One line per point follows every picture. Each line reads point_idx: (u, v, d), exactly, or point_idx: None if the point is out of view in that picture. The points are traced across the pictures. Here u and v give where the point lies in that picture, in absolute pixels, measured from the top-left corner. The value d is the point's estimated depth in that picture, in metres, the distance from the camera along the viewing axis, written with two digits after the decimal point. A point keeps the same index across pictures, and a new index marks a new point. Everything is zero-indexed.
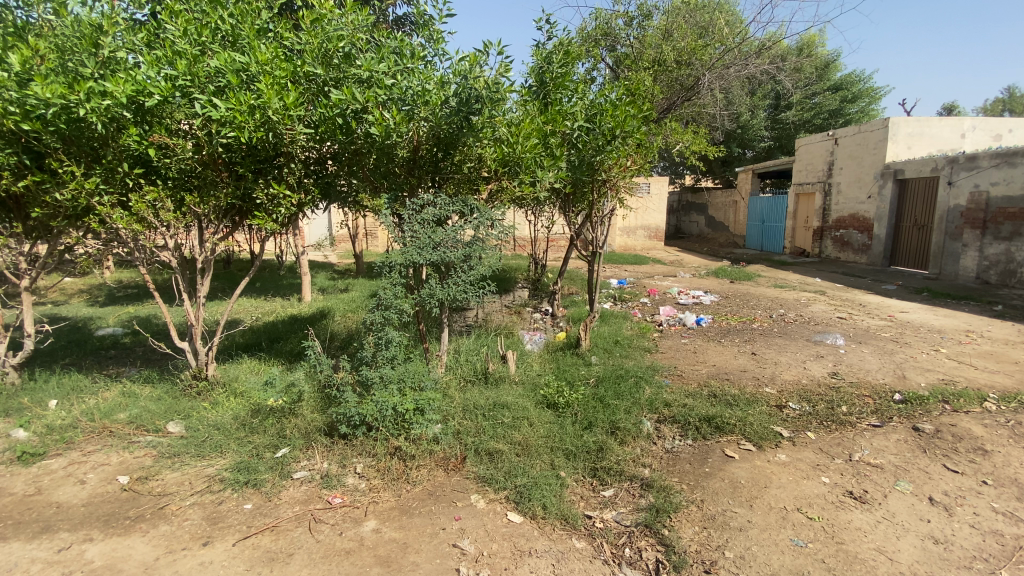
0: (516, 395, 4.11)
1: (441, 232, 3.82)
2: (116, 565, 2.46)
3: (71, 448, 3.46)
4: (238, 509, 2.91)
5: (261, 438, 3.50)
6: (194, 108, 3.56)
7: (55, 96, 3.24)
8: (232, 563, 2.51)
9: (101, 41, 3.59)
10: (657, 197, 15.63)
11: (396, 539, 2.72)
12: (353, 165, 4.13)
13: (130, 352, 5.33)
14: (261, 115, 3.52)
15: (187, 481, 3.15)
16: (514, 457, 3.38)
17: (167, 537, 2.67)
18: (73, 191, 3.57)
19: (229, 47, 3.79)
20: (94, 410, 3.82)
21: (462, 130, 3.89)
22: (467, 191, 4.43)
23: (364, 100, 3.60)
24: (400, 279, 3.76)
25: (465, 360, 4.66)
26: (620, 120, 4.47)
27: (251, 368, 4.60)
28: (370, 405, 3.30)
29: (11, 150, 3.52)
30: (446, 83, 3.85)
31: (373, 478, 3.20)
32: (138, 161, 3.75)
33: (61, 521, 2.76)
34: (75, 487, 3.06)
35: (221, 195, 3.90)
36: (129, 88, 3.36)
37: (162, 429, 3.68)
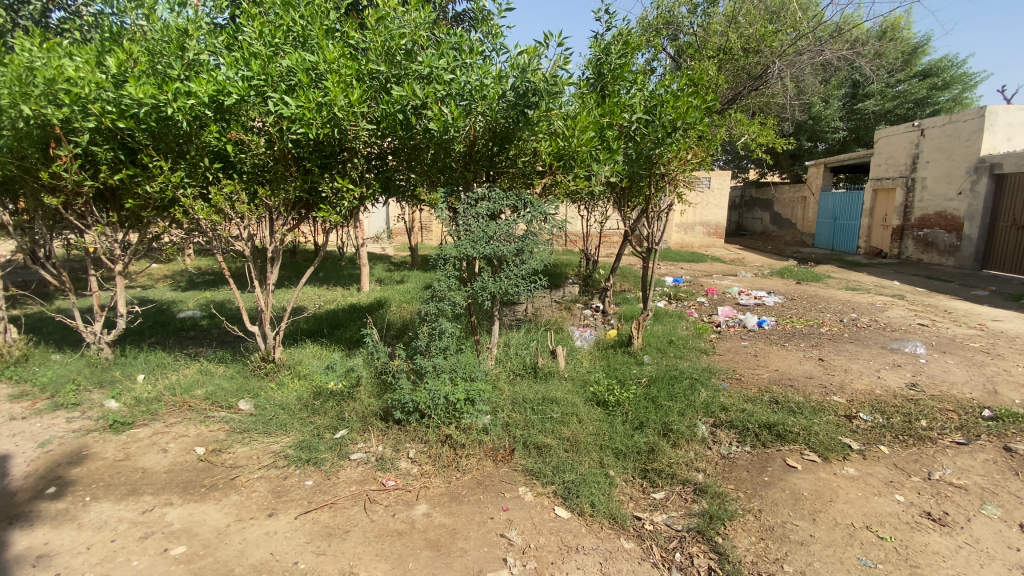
0: (566, 391, 4.08)
1: (494, 225, 3.84)
2: (192, 529, 2.68)
3: (156, 419, 3.79)
4: (300, 485, 3.09)
5: (322, 419, 3.68)
6: (268, 107, 3.78)
7: (147, 97, 3.53)
8: (294, 534, 2.67)
9: (187, 45, 3.86)
10: (719, 192, 15.04)
11: (446, 525, 2.78)
12: (411, 159, 4.23)
13: (207, 333, 5.76)
14: (329, 112, 3.69)
15: (255, 455, 3.37)
16: (562, 453, 3.37)
17: (237, 506, 2.87)
18: (161, 184, 3.89)
19: (300, 47, 4.00)
20: (175, 385, 4.16)
21: (518, 124, 3.89)
22: (521, 185, 4.43)
23: (424, 95, 3.66)
24: (454, 272, 3.81)
25: (515, 354, 4.68)
26: (683, 111, 4.27)
27: (314, 353, 4.84)
28: (423, 392, 3.40)
29: (109, 146, 3.88)
30: (504, 76, 3.85)
31: (425, 464, 3.29)
32: (217, 156, 4.03)
33: (146, 485, 3.03)
34: (159, 454, 3.35)
35: (291, 188, 4.12)
36: (211, 88, 3.61)
37: (234, 406, 3.96)
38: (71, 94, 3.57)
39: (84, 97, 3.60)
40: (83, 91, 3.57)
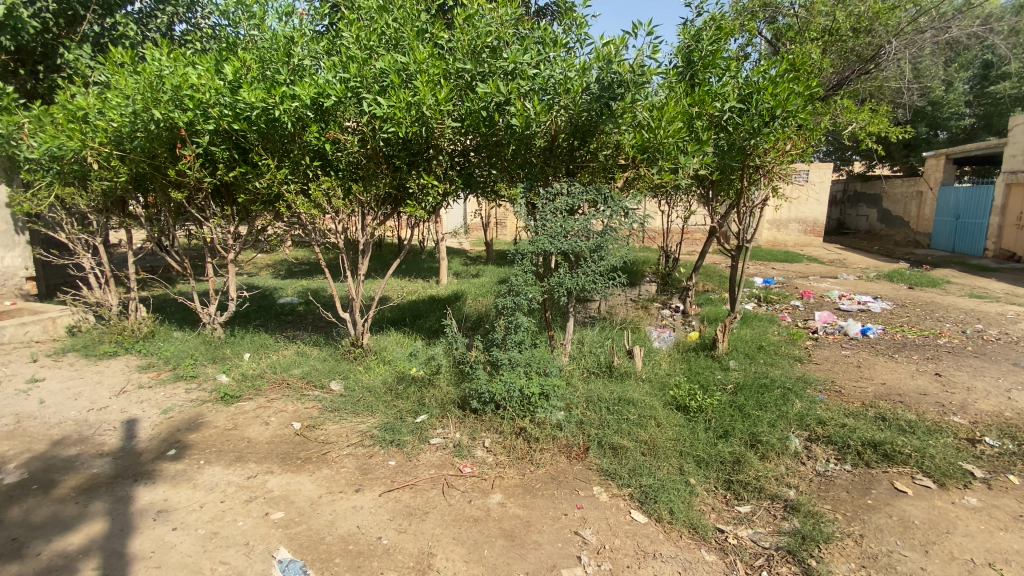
0: (643, 393, 3.94)
1: (573, 221, 3.78)
2: (290, 497, 2.91)
3: (259, 394, 4.16)
4: (384, 464, 3.25)
5: (405, 403, 3.85)
6: (362, 107, 3.99)
7: (258, 100, 3.86)
8: (379, 510, 2.81)
9: (292, 52, 4.18)
10: (819, 185, 13.84)
11: (520, 516, 2.80)
12: (493, 156, 4.28)
13: (303, 318, 6.24)
14: (418, 111, 3.84)
15: (344, 433, 3.59)
16: (640, 456, 3.26)
17: (328, 479, 3.08)
18: (268, 181, 4.25)
19: (392, 49, 4.16)
20: (276, 364, 4.55)
21: (602, 117, 3.80)
22: (602, 180, 4.29)
23: (507, 91, 3.68)
24: (531, 267, 3.81)
25: (590, 352, 4.60)
26: (783, 99, 3.95)
27: (397, 341, 5.08)
28: (499, 384, 3.45)
29: (225, 147, 4.30)
30: (588, 69, 3.76)
31: (500, 454, 3.33)
32: (316, 155, 4.32)
33: (250, 453, 3.34)
34: (262, 426, 3.68)
35: (381, 185, 4.35)
36: (313, 91, 3.87)
37: (326, 386, 4.25)
38: (194, 100, 3.98)
39: (205, 101, 3.99)
40: (205, 96, 3.96)
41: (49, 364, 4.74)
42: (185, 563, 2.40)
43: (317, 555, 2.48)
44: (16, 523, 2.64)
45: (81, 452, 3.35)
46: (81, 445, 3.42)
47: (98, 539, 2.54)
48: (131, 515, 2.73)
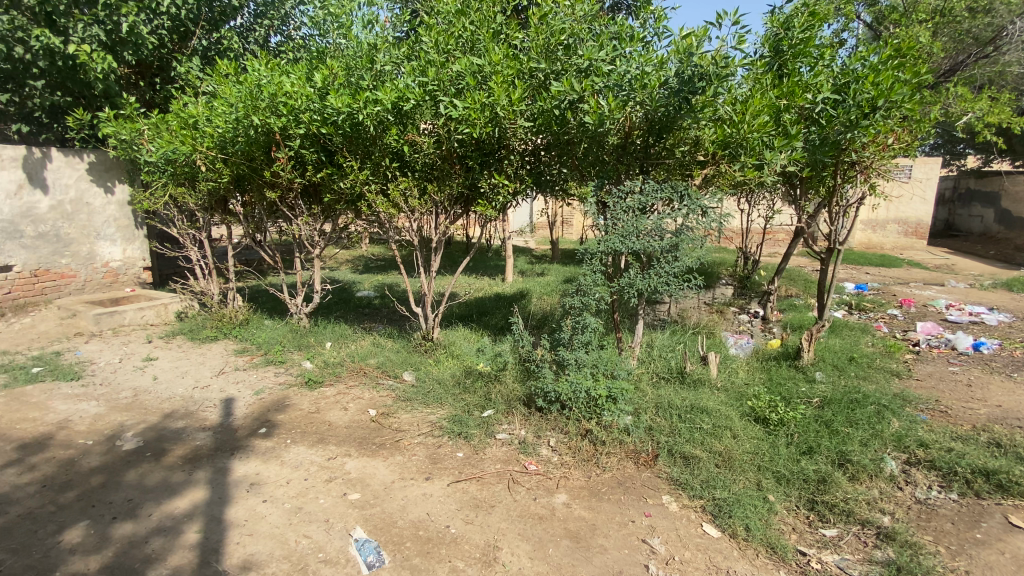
0: (718, 401, 3.75)
1: (646, 220, 3.67)
2: (365, 480, 3.07)
3: (339, 380, 4.43)
4: (452, 455, 3.34)
5: (472, 397, 3.93)
6: (438, 109, 4.12)
7: (344, 106, 4.10)
8: (447, 500, 2.90)
9: (375, 58, 4.39)
10: (923, 183, 12.51)
11: (585, 518, 2.77)
12: (564, 154, 4.24)
13: (378, 311, 6.55)
14: (491, 111, 3.89)
15: (416, 422, 3.74)
16: (713, 468, 3.11)
17: (400, 466, 3.22)
18: (352, 181, 4.49)
19: (468, 51, 4.25)
20: (354, 354, 4.82)
21: (680, 112, 3.64)
22: (678, 177, 4.14)
23: (581, 89, 3.64)
24: (601, 267, 3.73)
25: (661, 356, 4.44)
26: (886, 88, 3.60)
27: (465, 336, 5.20)
28: (566, 384, 3.43)
29: (314, 150, 4.61)
30: (666, 63, 3.62)
31: (565, 454, 3.31)
32: (394, 157, 4.52)
33: (331, 436, 3.56)
34: (341, 411, 3.91)
35: (454, 184, 4.47)
36: (393, 95, 4.04)
37: (399, 376, 4.45)
38: (288, 106, 4.28)
39: (297, 108, 4.28)
40: (297, 103, 4.25)
41: (162, 344, 5.32)
42: (274, 534, 2.61)
43: (390, 538, 2.60)
44: (135, 485, 2.99)
45: (188, 425, 3.72)
46: (187, 419, 3.80)
47: (201, 505, 2.82)
48: (227, 485, 3.00)
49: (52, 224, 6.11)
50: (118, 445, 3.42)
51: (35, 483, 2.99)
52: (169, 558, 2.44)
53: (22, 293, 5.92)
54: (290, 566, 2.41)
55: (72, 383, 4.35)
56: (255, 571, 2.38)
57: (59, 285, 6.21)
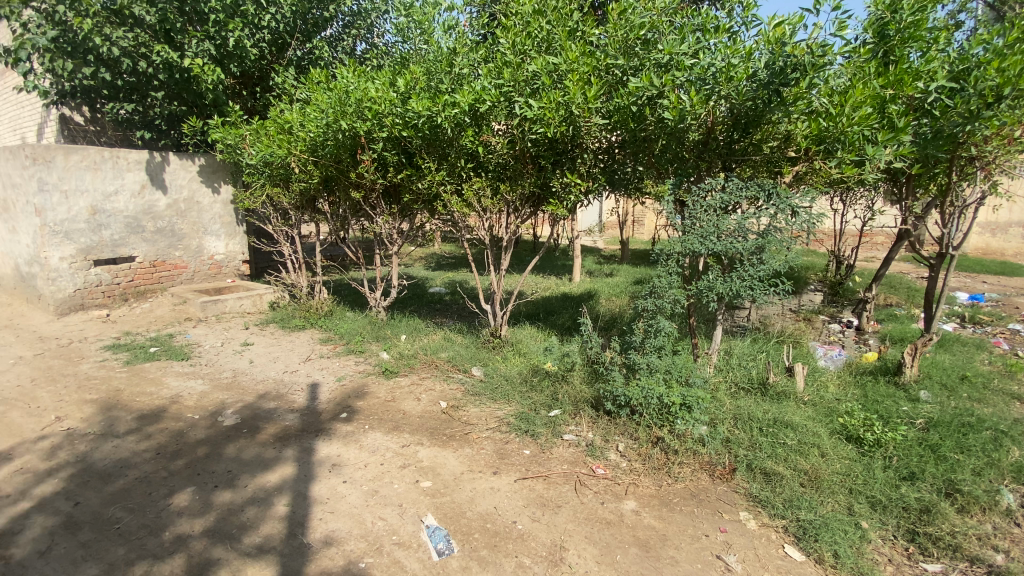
0: (804, 416, 3.49)
1: (729, 220, 3.49)
2: (436, 469, 3.17)
3: (412, 371, 4.61)
4: (519, 452, 3.37)
5: (539, 395, 3.93)
6: (513, 109, 4.16)
7: (424, 109, 4.26)
8: (514, 496, 2.92)
9: (455, 62, 4.52)
10: None
11: (656, 528, 2.69)
12: (640, 151, 4.12)
13: (449, 307, 6.75)
14: (566, 111, 3.87)
15: (484, 417, 3.81)
16: (798, 487, 2.91)
17: (469, 458, 3.29)
18: (429, 182, 4.70)
19: (544, 51, 4.23)
20: (426, 347, 5.00)
21: (769, 105, 3.42)
22: (765, 174, 3.89)
23: (661, 84, 3.52)
24: (677, 269, 3.58)
25: (740, 365, 4.20)
26: (1015, 74, 3.27)
27: (533, 335, 5.22)
28: (637, 389, 3.33)
29: (395, 152, 4.86)
30: (755, 54, 3.42)
31: (635, 461, 3.22)
32: (469, 157, 4.63)
33: (404, 425, 3.71)
34: (414, 402, 4.07)
35: (526, 184, 4.50)
36: (470, 97, 4.12)
37: (468, 370, 4.55)
38: (373, 111, 4.52)
39: (381, 112, 4.51)
40: (381, 107, 4.47)
41: (257, 331, 5.82)
42: (352, 513, 2.76)
43: (458, 528, 2.67)
44: (233, 458, 3.29)
45: (278, 406, 4.04)
46: (277, 401, 4.12)
47: (288, 481, 3.05)
48: (312, 464, 3.22)
49: (168, 220, 6.82)
50: (219, 421, 3.78)
51: (151, 450, 3.38)
52: (261, 527, 2.66)
53: (143, 281, 6.69)
54: (366, 546, 2.54)
55: (182, 363, 4.87)
56: (335, 546, 2.54)
57: (172, 275, 6.95)
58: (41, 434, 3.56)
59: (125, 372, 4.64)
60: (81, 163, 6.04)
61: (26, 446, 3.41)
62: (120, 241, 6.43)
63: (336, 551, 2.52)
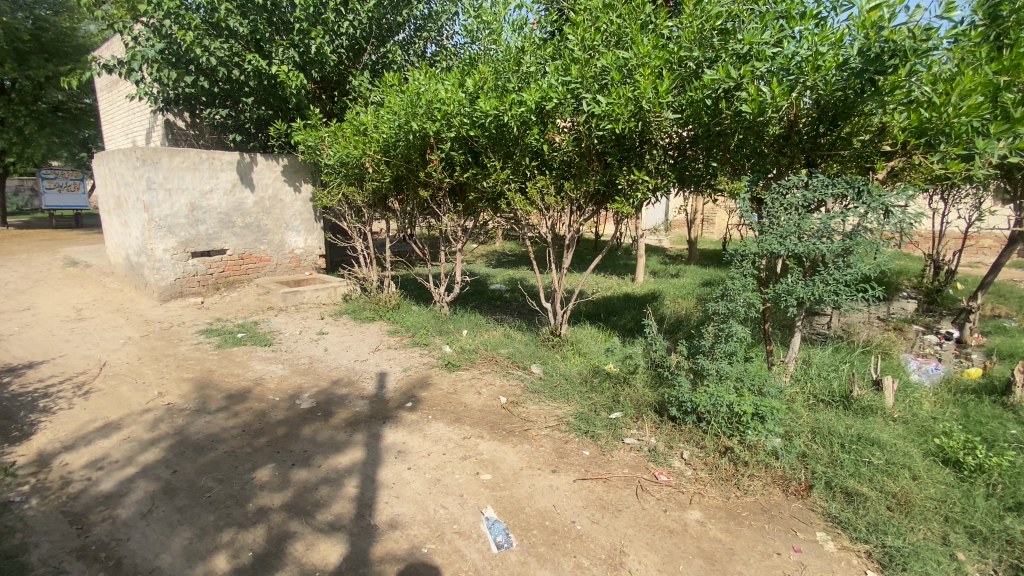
0: (894, 434, 3.20)
1: (812, 219, 3.26)
2: (496, 463, 3.22)
3: (473, 365, 4.71)
4: (579, 452, 3.34)
5: (600, 397, 3.87)
6: (580, 106, 4.08)
7: (491, 108, 4.32)
8: (573, 496, 2.91)
9: (523, 60, 4.54)
10: None
11: (722, 541, 2.57)
12: (713, 147, 3.95)
13: (509, 304, 6.82)
14: (636, 106, 3.77)
15: (543, 415, 3.81)
16: (884, 510, 2.68)
17: (529, 454, 3.31)
18: (494, 181, 4.77)
19: (613, 45, 4.15)
20: (487, 343, 5.07)
21: (861, 95, 3.14)
22: (855, 170, 3.66)
23: (739, 76, 3.34)
24: (752, 271, 3.38)
25: (819, 375, 3.92)
26: None
27: (594, 335, 5.16)
28: (704, 395, 3.20)
29: (462, 151, 4.97)
30: (846, 40, 3.16)
31: (700, 470, 3.10)
32: (534, 155, 4.65)
33: (465, 417, 3.80)
34: (475, 395, 4.15)
35: (592, 181, 4.44)
36: (538, 95, 4.13)
37: (528, 368, 4.57)
38: (442, 112, 4.64)
39: (450, 112, 4.60)
40: (450, 108, 4.56)
41: (331, 321, 6.18)
42: (416, 499, 2.87)
43: (518, 522, 2.70)
44: (308, 439, 3.51)
45: (348, 392, 4.27)
46: (349, 387, 4.36)
47: (358, 464, 3.21)
48: (380, 450, 3.37)
49: (255, 217, 7.38)
50: (297, 403, 4.06)
51: (238, 427, 3.68)
52: (332, 506, 2.83)
53: (233, 272, 7.29)
54: (429, 532, 2.63)
55: (265, 348, 5.27)
56: (399, 530, 2.65)
57: (258, 267, 7.52)
58: (146, 407, 3.99)
59: (216, 354, 5.08)
60: (183, 164, 6.66)
61: (134, 418, 3.82)
62: (214, 235, 7.04)
63: (400, 534, 2.62)
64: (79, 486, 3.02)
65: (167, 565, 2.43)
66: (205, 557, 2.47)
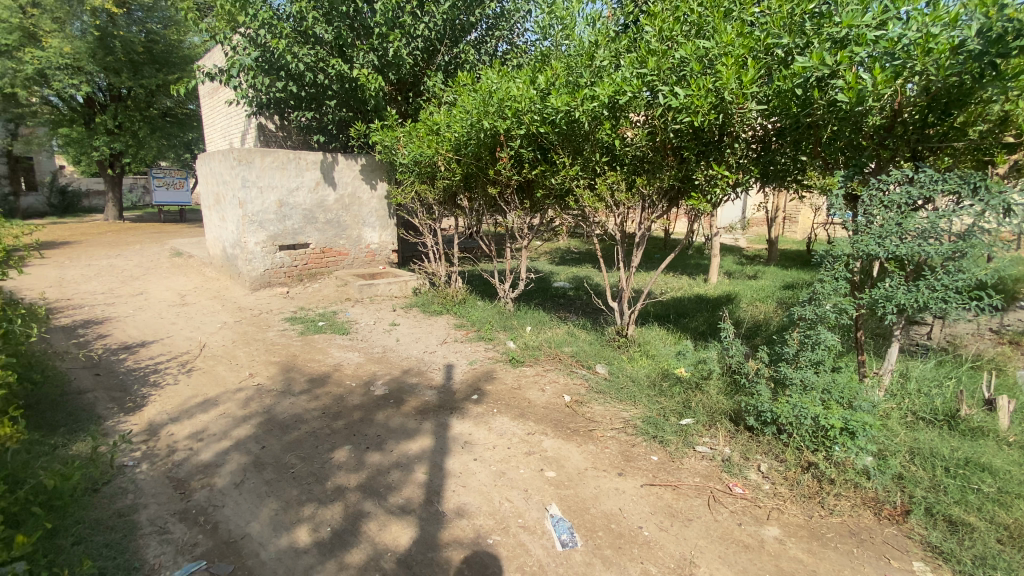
0: (1010, 460, 2.84)
1: (916, 219, 2.95)
2: (561, 461, 3.21)
3: (537, 362, 4.72)
4: (646, 456, 3.25)
5: (669, 401, 3.74)
6: (655, 99, 3.94)
7: (563, 104, 4.29)
8: (640, 501, 2.83)
9: (596, 54, 4.44)
10: None
11: (804, 562, 2.41)
12: (801, 141, 3.75)
13: (574, 302, 6.76)
14: (717, 97, 3.58)
15: (609, 416, 3.75)
16: (996, 544, 2.38)
17: (594, 455, 3.27)
18: (562, 178, 4.74)
19: (694, 36, 3.97)
20: (551, 340, 5.06)
21: (980, 80, 2.80)
22: (970, 163, 3.42)
23: (835, 62, 3.08)
24: (846, 274, 3.12)
25: (918, 390, 3.56)
26: None
27: (662, 337, 5.00)
28: (786, 405, 3.00)
29: (531, 148, 4.97)
30: (963, 19, 2.81)
31: (780, 485, 2.91)
32: (605, 150, 4.57)
33: (529, 413, 3.82)
34: (539, 392, 4.16)
35: (666, 177, 4.26)
36: (611, 89, 4.01)
37: (593, 367, 4.52)
38: (513, 109, 4.68)
39: (521, 109, 4.63)
40: (521, 105, 4.60)
41: (402, 313, 6.43)
42: (482, 490, 2.92)
43: (583, 522, 2.67)
44: (381, 424, 3.68)
45: (418, 382, 4.43)
46: (418, 377, 4.52)
47: (426, 452, 3.33)
48: (447, 439, 3.47)
49: (336, 213, 7.85)
50: (371, 390, 4.27)
51: (318, 409, 3.94)
52: (403, 490, 2.95)
53: (315, 264, 7.79)
54: (494, 523, 2.67)
55: (342, 336, 5.59)
56: (466, 518, 2.71)
57: (337, 261, 7.99)
58: (239, 387, 4.36)
59: (299, 341, 5.46)
60: (273, 164, 7.16)
61: (229, 395, 4.19)
62: (299, 230, 7.55)
63: (466, 523, 2.68)
64: (183, 454, 3.36)
65: (256, 532, 2.64)
66: (289, 529, 2.66)
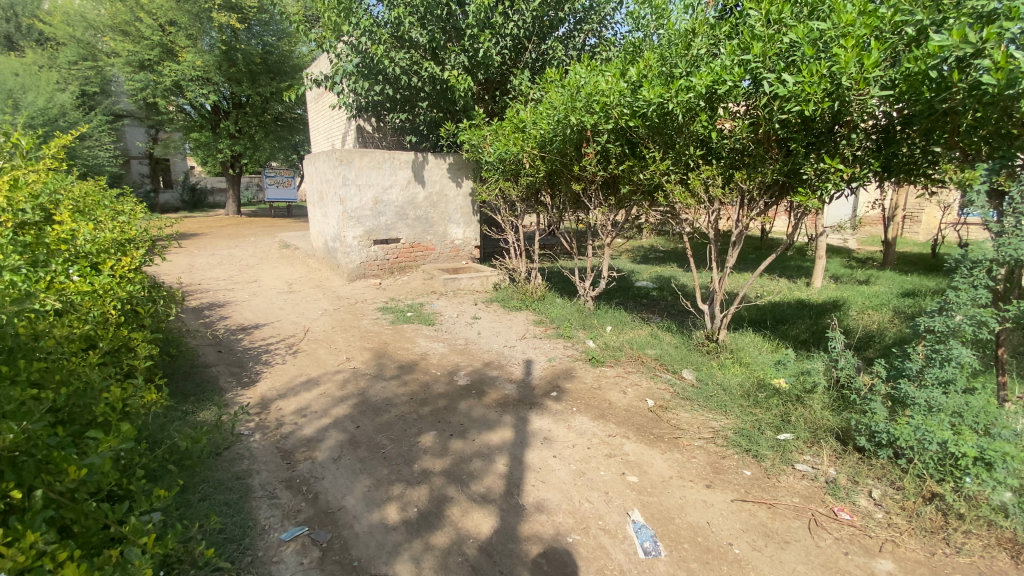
0: None
1: None
2: (644, 466, 3.13)
3: (618, 363, 4.62)
4: (738, 470, 3.07)
5: (765, 414, 3.50)
6: (759, 88, 3.68)
7: (655, 96, 4.12)
8: (730, 516, 2.68)
9: (692, 43, 4.21)
10: None
11: None
12: (932, 131, 3.34)
13: (657, 303, 6.54)
14: (833, 83, 3.26)
15: (696, 424, 3.59)
16: None
17: (679, 464, 3.15)
18: (652, 172, 4.62)
19: (806, 17, 3.64)
20: (634, 342, 4.93)
21: None
22: None
23: (980, 40, 2.67)
24: (987, 282, 2.71)
25: None
26: None
27: (756, 344, 4.69)
28: (906, 428, 2.69)
29: (620, 143, 4.86)
30: None
31: (895, 514, 2.62)
32: (699, 143, 4.34)
33: (610, 414, 3.75)
34: (621, 394, 4.07)
35: (768, 172, 3.98)
36: (709, 79, 3.80)
37: (678, 372, 4.34)
38: (601, 104, 4.59)
39: (610, 103, 4.54)
40: (610, 99, 4.50)
41: (483, 307, 6.60)
42: (562, 488, 2.93)
43: (667, 532, 2.59)
44: (465, 413, 3.81)
45: (499, 375, 4.53)
46: (499, 370, 4.62)
47: (507, 444, 3.39)
48: (528, 433, 3.51)
49: (425, 210, 8.21)
50: (454, 379, 4.43)
51: (406, 395, 4.16)
52: (484, 479, 3.03)
53: (405, 258, 8.22)
54: (574, 522, 2.67)
55: (428, 327, 5.85)
56: (545, 514, 2.73)
57: (424, 255, 8.36)
58: (337, 369, 4.72)
59: (389, 329, 5.79)
60: (370, 163, 7.63)
61: (328, 377, 4.56)
62: (391, 225, 8.00)
63: (546, 518, 2.70)
64: (289, 428, 3.70)
65: (351, 506, 2.84)
66: (380, 506, 2.84)
